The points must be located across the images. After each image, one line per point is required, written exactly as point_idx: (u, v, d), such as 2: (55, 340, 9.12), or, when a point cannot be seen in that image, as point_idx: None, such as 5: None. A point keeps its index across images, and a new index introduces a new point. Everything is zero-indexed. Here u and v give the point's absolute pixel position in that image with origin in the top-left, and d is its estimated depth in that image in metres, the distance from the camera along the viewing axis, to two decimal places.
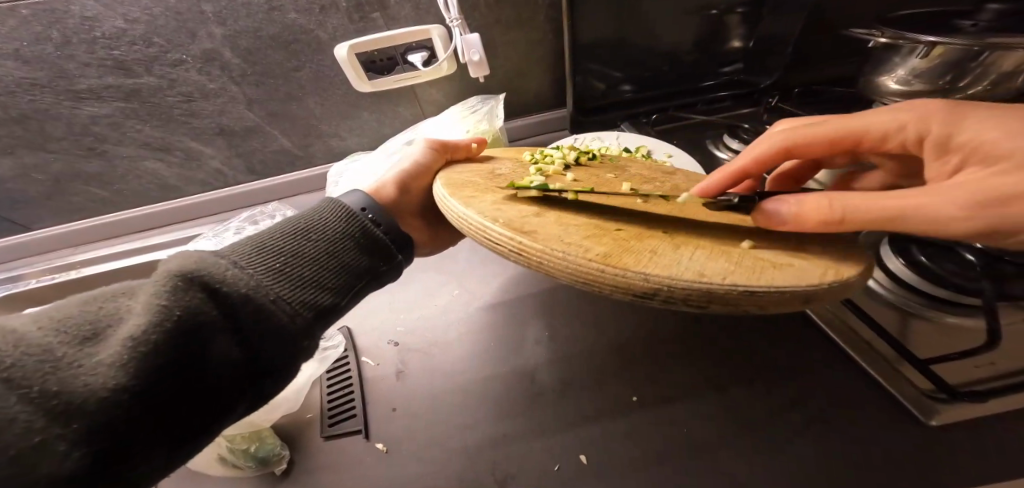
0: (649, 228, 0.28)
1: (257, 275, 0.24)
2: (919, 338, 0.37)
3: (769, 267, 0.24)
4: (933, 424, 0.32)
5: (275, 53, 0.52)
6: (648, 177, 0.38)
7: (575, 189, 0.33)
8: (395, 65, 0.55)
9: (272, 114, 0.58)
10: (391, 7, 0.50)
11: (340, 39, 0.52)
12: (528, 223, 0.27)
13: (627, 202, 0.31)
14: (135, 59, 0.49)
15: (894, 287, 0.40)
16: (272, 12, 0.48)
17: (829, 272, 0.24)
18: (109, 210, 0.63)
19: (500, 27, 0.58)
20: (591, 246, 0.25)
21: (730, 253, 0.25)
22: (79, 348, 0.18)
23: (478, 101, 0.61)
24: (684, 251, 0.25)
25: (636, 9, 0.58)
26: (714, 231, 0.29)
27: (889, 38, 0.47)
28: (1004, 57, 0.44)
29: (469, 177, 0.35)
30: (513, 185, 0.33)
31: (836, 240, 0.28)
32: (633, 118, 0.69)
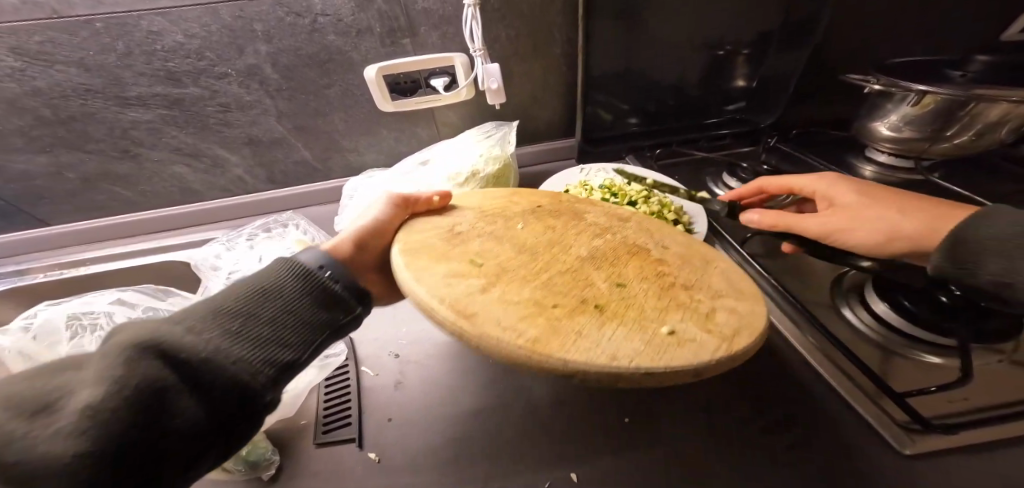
0: (584, 300, 0.31)
1: (214, 339, 0.24)
2: (897, 372, 0.38)
3: (673, 344, 0.27)
4: (905, 453, 0.33)
5: (309, 70, 0.55)
6: (600, 234, 0.40)
7: (524, 263, 0.35)
8: (418, 87, 0.59)
9: (299, 127, 0.61)
10: (420, 35, 0.55)
11: (371, 62, 0.56)
12: (470, 304, 0.29)
13: (569, 274, 0.34)
14: (185, 70, 0.52)
15: (878, 327, 0.41)
16: (313, 33, 0.52)
17: (724, 345, 0.27)
18: (128, 210, 0.65)
19: (517, 58, 0.62)
20: (522, 330, 0.27)
21: (645, 328, 0.29)
22: (33, 421, 0.19)
23: (493, 127, 0.64)
24: (607, 330, 0.28)
25: (646, 49, 0.63)
26: (641, 301, 0.31)
27: (883, 86, 0.51)
28: (990, 109, 0.47)
29: (427, 238, 0.37)
30: (469, 255, 0.35)
31: (745, 303, 0.32)
32: (636, 150, 0.73)
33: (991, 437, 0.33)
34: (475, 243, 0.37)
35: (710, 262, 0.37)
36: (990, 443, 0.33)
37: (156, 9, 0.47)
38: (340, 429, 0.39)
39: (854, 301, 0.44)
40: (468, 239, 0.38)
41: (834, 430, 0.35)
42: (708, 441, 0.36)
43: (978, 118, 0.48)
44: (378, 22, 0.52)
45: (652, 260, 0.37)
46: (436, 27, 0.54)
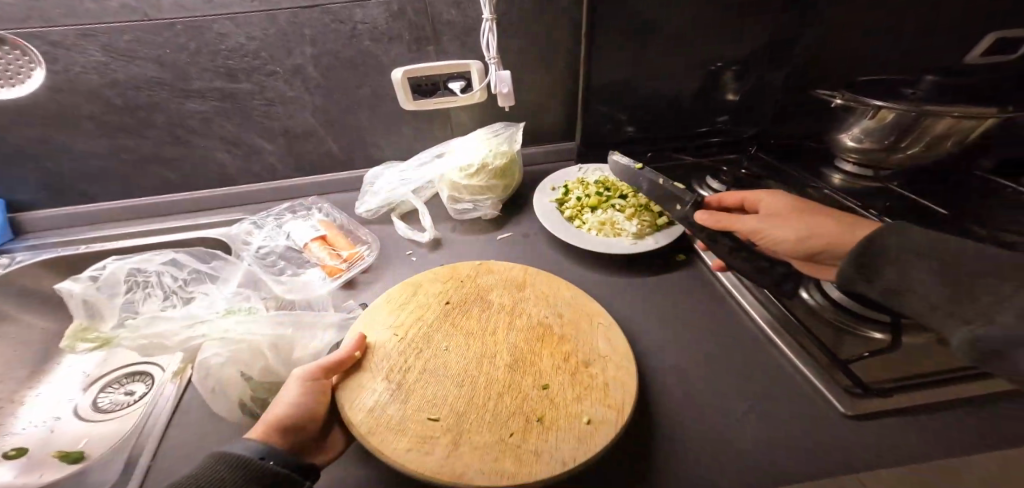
0: (527, 417, 0.39)
1: None
2: (845, 347, 0.46)
3: (590, 429, 0.38)
4: (847, 413, 0.39)
5: (344, 71, 0.62)
6: (510, 325, 0.50)
7: (464, 398, 0.41)
8: (437, 89, 0.65)
9: (329, 122, 0.67)
10: (443, 43, 0.61)
11: (398, 65, 0.62)
12: (450, 463, 0.35)
13: (506, 392, 0.42)
14: (242, 68, 0.59)
15: (833, 310, 0.49)
16: (352, 39, 0.58)
17: (616, 411, 0.39)
18: (168, 191, 0.71)
19: (529, 66, 0.69)
20: (500, 470, 0.34)
21: (571, 423, 0.38)
22: None
23: (502, 127, 0.71)
24: (552, 437, 0.37)
25: (647, 63, 0.70)
26: (557, 392, 0.42)
27: (847, 101, 0.58)
28: (936, 123, 0.54)
29: (370, 388, 0.42)
30: (421, 406, 0.40)
31: (621, 368, 0.44)
32: (631, 153, 0.80)
33: (920, 400, 0.40)
34: (421, 388, 0.42)
35: (593, 320, 0.50)
36: (917, 408, 0.40)
37: (226, 14, 0.53)
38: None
39: (813, 288, 0.52)
40: (406, 375, 0.44)
41: (784, 397, 0.42)
42: (682, 403, 0.43)
43: (927, 130, 0.55)
44: (407, 31, 0.59)
45: (554, 338, 0.48)
46: (458, 37, 0.61)
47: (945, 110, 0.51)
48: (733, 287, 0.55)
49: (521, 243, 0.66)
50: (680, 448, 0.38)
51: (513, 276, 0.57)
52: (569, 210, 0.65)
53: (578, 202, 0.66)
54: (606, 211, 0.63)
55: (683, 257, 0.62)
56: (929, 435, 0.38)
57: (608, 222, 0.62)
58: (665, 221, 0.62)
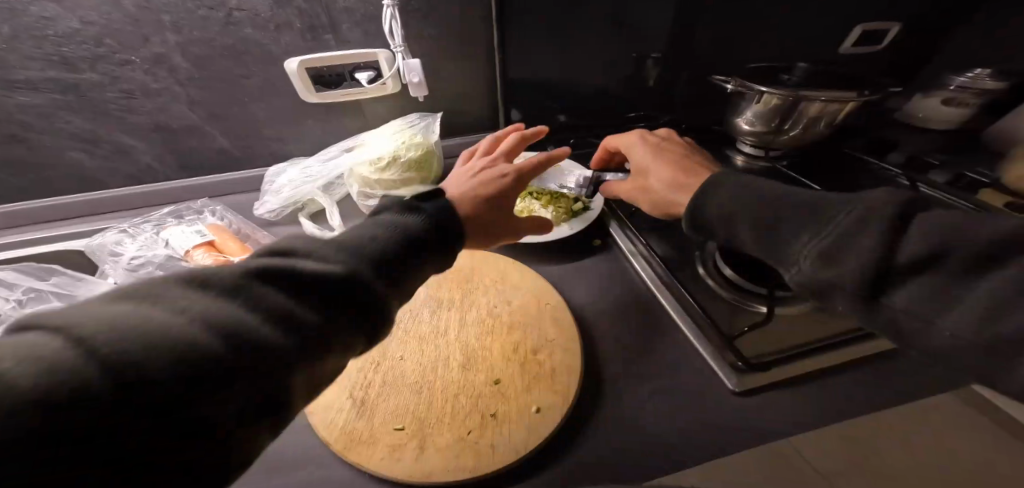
0: (482, 412, 0.41)
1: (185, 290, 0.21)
2: (735, 323, 0.50)
3: (538, 417, 0.40)
4: (736, 390, 0.42)
5: (224, 60, 0.56)
6: (462, 321, 0.51)
7: (426, 400, 0.42)
8: (342, 81, 0.61)
9: (214, 116, 0.61)
10: (343, 32, 0.57)
11: (291, 54, 0.57)
12: (415, 465, 0.37)
13: (462, 391, 0.43)
14: (81, 56, 0.50)
15: (727, 289, 0.53)
16: (227, 26, 0.52)
17: (562, 397, 0.42)
18: (15, 198, 0.61)
19: (442, 55, 0.66)
20: (460, 466, 0.37)
21: (523, 412, 0.41)
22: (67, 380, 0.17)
23: (418, 117, 0.68)
24: (503, 428, 0.40)
25: (560, 53, 0.70)
26: (512, 382, 0.44)
27: (739, 87, 0.63)
28: (811, 106, 0.60)
29: (333, 399, 0.43)
30: (383, 412, 0.41)
31: (567, 353, 0.46)
32: (556, 142, 0.81)
33: (793, 372, 0.43)
34: (381, 395, 0.43)
35: (545, 306, 0.52)
36: (793, 380, 0.43)
37: None
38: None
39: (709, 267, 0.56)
40: (367, 383, 0.44)
41: (684, 378, 0.45)
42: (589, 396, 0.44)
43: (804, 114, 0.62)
44: (297, 18, 0.54)
45: (504, 330, 0.50)
46: (359, 24, 0.57)
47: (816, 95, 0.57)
48: (643, 267, 0.57)
49: None
50: (576, 448, 0.39)
51: (462, 268, 0.58)
52: None
53: None
54: (522, 200, 0.65)
55: (600, 241, 0.64)
56: (799, 406, 0.41)
57: (526, 210, 0.63)
58: (580, 205, 0.64)
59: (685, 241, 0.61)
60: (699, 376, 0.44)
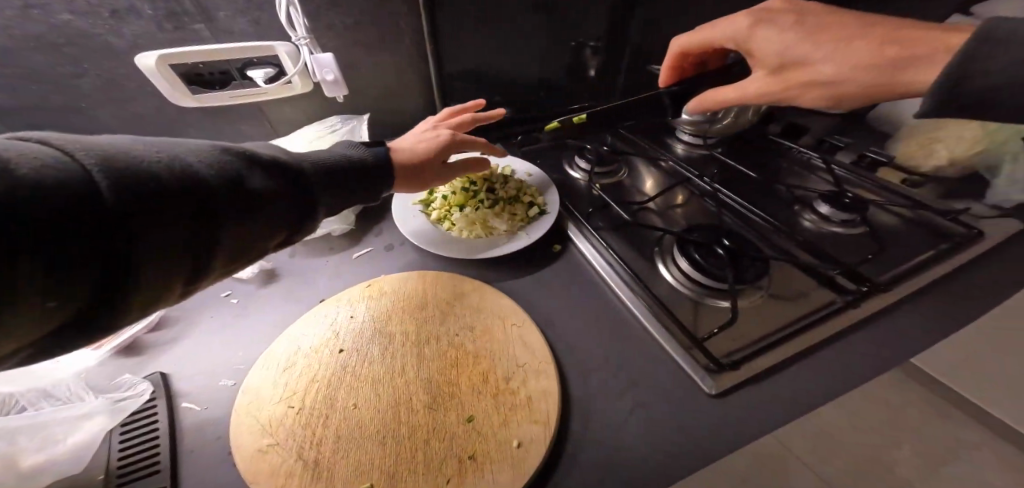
0: (459, 454, 0.35)
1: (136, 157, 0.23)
2: (700, 322, 0.48)
3: (521, 450, 0.36)
4: (713, 395, 0.40)
5: (39, 56, 0.42)
6: (418, 354, 0.43)
7: (389, 451, 0.36)
8: (231, 79, 0.49)
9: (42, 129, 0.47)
10: (220, 20, 0.45)
11: (145, 47, 0.44)
12: None
13: (429, 434, 0.37)
14: None
15: (688, 284, 0.51)
16: (28, 9, 0.38)
17: (544, 424, 0.37)
18: None
19: (360, 47, 0.56)
20: None
21: (502, 447, 0.36)
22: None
23: (340, 120, 0.59)
24: (486, 471, 0.35)
25: (496, 42, 0.63)
26: (486, 415, 0.38)
27: None
28: None
29: (275, 469, 0.34)
30: (339, 478, 0.34)
31: (542, 375, 0.41)
32: (504, 140, 0.74)
33: (767, 364, 0.42)
34: (334, 454, 0.36)
35: (510, 325, 0.46)
36: (767, 373, 0.42)
37: None
38: (135, 483, 0.33)
39: (670, 261, 0.54)
40: (314, 444, 0.36)
41: (656, 395, 0.41)
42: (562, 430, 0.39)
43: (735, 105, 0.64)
44: (144, 2, 0.42)
45: (467, 354, 0.43)
46: (243, 12, 0.46)
47: None
48: (602, 264, 0.53)
49: (381, 257, 0.55)
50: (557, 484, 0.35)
51: (412, 290, 0.50)
52: (437, 210, 0.58)
53: (444, 200, 0.58)
54: (475, 208, 0.57)
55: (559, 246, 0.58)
56: (773, 403, 0.40)
57: (475, 218, 0.56)
58: (536, 211, 0.57)
59: (641, 236, 0.58)
60: (668, 388, 0.42)
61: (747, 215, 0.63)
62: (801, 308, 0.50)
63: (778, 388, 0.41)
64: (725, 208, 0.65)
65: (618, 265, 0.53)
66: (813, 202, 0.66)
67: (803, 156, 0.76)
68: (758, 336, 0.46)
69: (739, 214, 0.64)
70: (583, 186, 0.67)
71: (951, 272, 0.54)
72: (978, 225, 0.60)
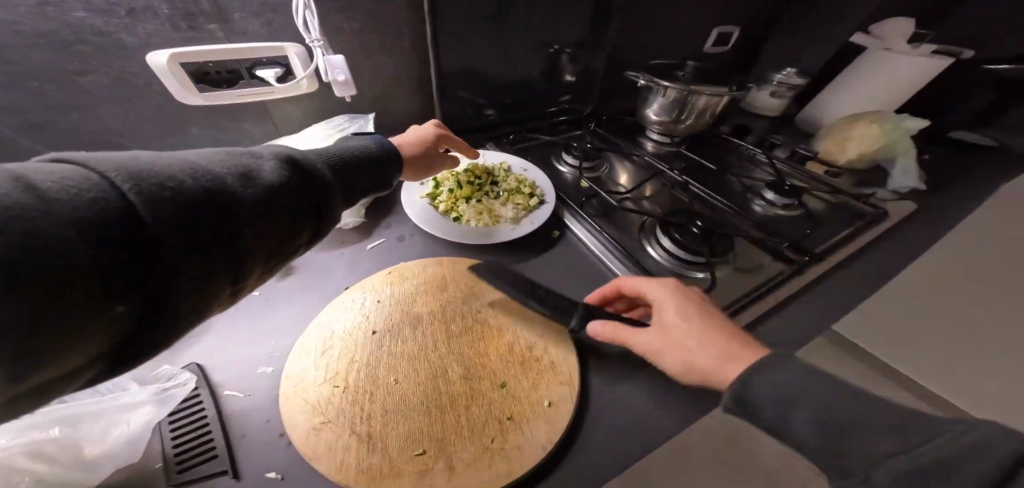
0: (498, 416, 0.39)
1: (185, 168, 0.24)
2: (684, 290, 0.56)
3: (552, 409, 0.40)
4: None
5: (47, 55, 0.41)
6: (447, 333, 0.47)
7: (434, 419, 0.39)
8: (239, 78, 0.50)
9: (28, 124, 0.45)
10: (234, 21, 0.47)
11: (158, 46, 0.45)
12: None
13: (469, 401, 0.40)
14: None
15: (672, 260, 0.59)
16: (44, 7, 0.38)
17: (568, 385, 0.42)
18: None
19: (365, 50, 0.59)
20: (495, 472, 0.35)
21: (534, 407, 0.40)
22: (77, 204, 0.19)
23: (346, 120, 0.62)
24: (524, 428, 0.39)
25: (489, 46, 0.69)
26: (517, 381, 0.43)
27: (648, 81, 0.74)
28: (699, 100, 0.75)
29: (331, 446, 0.37)
30: (393, 448, 0.37)
31: (560, 345, 0.46)
32: (495, 138, 0.80)
33: (740, 321, 0.51)
34: (383, 428, 0.38)
35: (526, 301, 0.51)
36: (744, 328, 0.51)
37: None
38: (194, 468, 0.35)
39: (656, 242, 0.61)
40: (364, 418, 0.39)
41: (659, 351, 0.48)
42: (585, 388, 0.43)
43: (694, 105, 0.76)
44: (162, 2, 0.43)
45: (492, 331, 0.48)
46: (258, 14, 0.47)
47: (704, 88, 0.71)
48: (600, 245, 0.59)
49: (393, 247, 0.58)
50: (583, 436, 0.39)
51: (432, 276, 0.53)
52: (444, 203, 0.61)
53: (450, 193, 0.62)
54: (479, 200, 0.62)
55: (558, 232, 0.63)
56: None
57: (479, 208, 0.61)
58: (536, 201, 0.63)
59: (627, 221, 0.66)
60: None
61: (710, 201, 0.74)
62: (761, 276, 0.60)
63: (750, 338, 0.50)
64: (693, 197, 0.75)
65: (612, 245, 0.59)
66: (761, 190, 0.78)
67: (749, 152, 0.89)
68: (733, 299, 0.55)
69: (705, 201, 0.74)
70: (570, 179, 0.74)
71: (871, 242, 0.67)
72: (884, 206, 0.73)
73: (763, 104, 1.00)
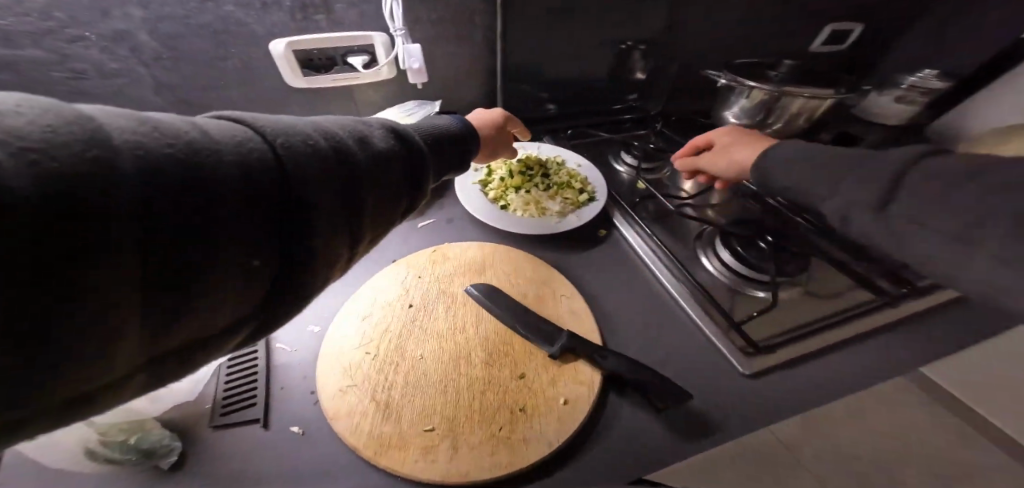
0: (511, 408, 0.39)
1: (311, 129, 0.24)
2: (735, 309, 0.51)
3: (565, 410, 0.39)
4: (746, 373, 0.43)
5: (203, 41, 0.48)
6: (478, 318, 0.47)
7: (451, 398, 0.39)
8: (334, 65, 0.55)
9: (186, 102, 0.53)
10: (337, 11, 0.51)
11: (277, 35, 0.51)
12: (455, 468, 0.34)
13: (487, 387, 0.40)
14: (25, 31, 0.41)
15: (725, 275, 0.55)
16: (204, 2, 0.45)
17: (588, 388, 0.40)
18: None
19: (439, 40, 0.62)
20: (498, 460, 0.35)
21: (548, 406, 0.39)
22: (233, 158, 0.19)
23: (415, 105, 0.65)
24: (535, 423, 0.38)
25: (560, 39, 0.69)
26: (538, 376, 0.42)
27: (731, 81, 0.69)
28: (792, 103, 0.68)
29: (350, 406, 0.38)
30: (409, 419, 0.37)
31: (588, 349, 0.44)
32: (553, 132, 0.80)
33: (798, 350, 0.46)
34: (402, 399, 0.39)
35: (560, 298, 0.50)
36: (800, 358, 0.46)
37: None
38: (238, 413, 0.37)
39: (709, 254, 0.57)
40: (385, 385, 0.40)
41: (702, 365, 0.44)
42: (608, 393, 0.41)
43: (785, 109, 0.70)
44: None
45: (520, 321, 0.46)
46: (356, 5, 0.51)
47: (797, 91, 0.65)
48: (645, 251, 0.57)
49: (444, 228, 0.61)
50: (594, 441, 0.38)
51: (471, 260, 0.55)
52: (494, 190, 0.63)
53: (501, 182, 0.64)
54: (528, 191, 0.63)
55: (604, 231, 0.61)
56: (803, 383, 0.44)
57: (528, 198, 0.62)
58: (586, 197, 0.62)
59: (680, 229, 0.62)
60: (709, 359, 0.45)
61: (786, 216, 0.66)
62: (835, 305, 0.52)
63: (809, 369, 0.45)
64: (764, 210, 0.67)
65: (659, 253, 0.57)
66: None
67: None
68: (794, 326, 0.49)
69: (777, 215, 0.67)
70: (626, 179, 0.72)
71: None
72: None
73: (885, 112, 0.86)
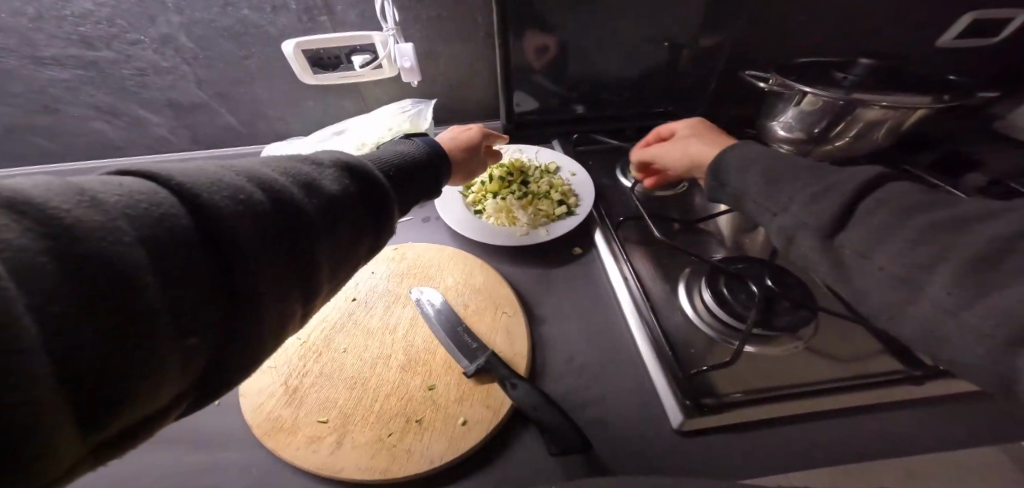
0: (409, 417, 0.39)
1: (252, 175, 0.23)
2: (702, 356, 0.44)
3: (461, 432, 0.38)
4: (678, 428, 0.38)
5: (226, 42, 0.59)
6: (411, 323, 0.48)
7: (356, 394, 0.41)
8: (339, 63, 0.62)
9: (221, 96, 0.65)
10: (338, 13, 0.57)
11: (288, 35, 0.59)
12: (333, 463, 0.36)
13: (394, 393, 0.41)
14: (97, 35, 0.55)
15: (706, 320, 0.47)
16: (225, 7, 0.55)
17: (492, 414, 0.39)
18: (59, 160, 0.70)
19: (441, 39, 0.64)
20: (376, 465, 0.36)
21: (445, 425, 0.38)
22: (160, 221, 0.17)
23: (412, 103, 0.69)
24: (427, 437, 0.38)
25: (567, 37, 0.65)
26: (446, 392, 0.41)
27: (777, 85, 0.56)
28: (867, 112, 0.53)
29: (266, 386, 0.41)
30: (313, 410, 0.40)
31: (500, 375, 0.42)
32: (563, 135, 0.77)
33: (754, 416, 0.39)
34: (314, 388, 0.41)
35: (500, 312, 0.49)
36: (754, 423, 0.39)
37: None
38: None
39: (693, 291, 0.50)
40: (301, 372, 0.43)
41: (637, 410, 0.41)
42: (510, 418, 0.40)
43: (858, 118, 0.54)
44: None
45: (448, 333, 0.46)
46: (354, 5, 0.57)
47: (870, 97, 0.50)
48: (616, 279, 0.52)
49: (416, 227, 0.63)
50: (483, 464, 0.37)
51: (426, 261, 0.55)
52: (473, 194, 0.62)
53: (481, 186, 0.63)
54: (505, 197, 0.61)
55: (581, 250, 0.58)
56: (743, 453, 0.37)
57: (503, 204, 0.60)
58: (563, 210, 0.59)
59: (664, 256, 0.55)
60: (634, 401, 0.41)
61: None
62: (835, 372, 0.43)
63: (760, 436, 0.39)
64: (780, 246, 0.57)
65: (629, 280, 0.51)
66: None
67: None
68: (766, 388, 0.41)
69: None
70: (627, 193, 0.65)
71: None
72: None
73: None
